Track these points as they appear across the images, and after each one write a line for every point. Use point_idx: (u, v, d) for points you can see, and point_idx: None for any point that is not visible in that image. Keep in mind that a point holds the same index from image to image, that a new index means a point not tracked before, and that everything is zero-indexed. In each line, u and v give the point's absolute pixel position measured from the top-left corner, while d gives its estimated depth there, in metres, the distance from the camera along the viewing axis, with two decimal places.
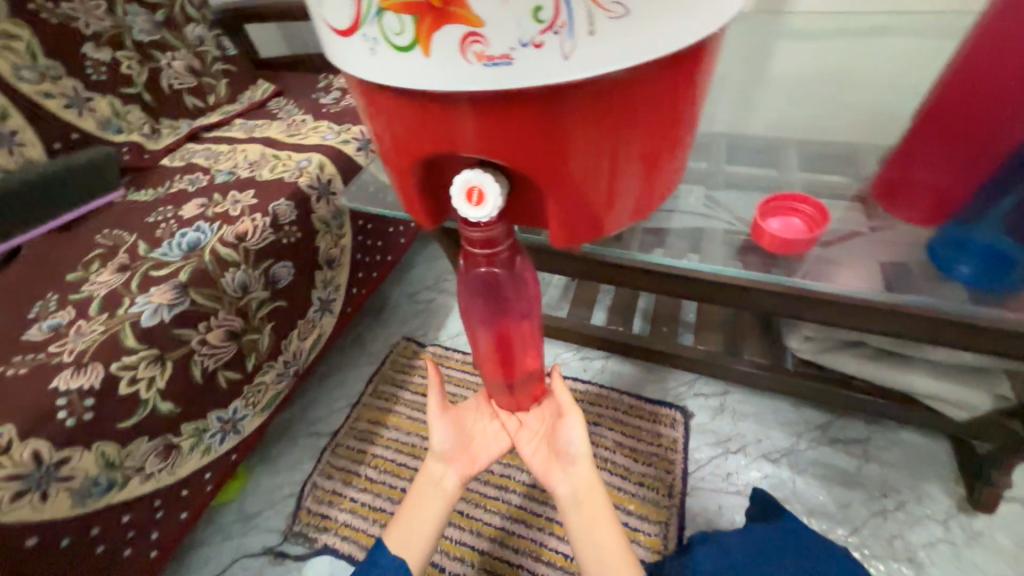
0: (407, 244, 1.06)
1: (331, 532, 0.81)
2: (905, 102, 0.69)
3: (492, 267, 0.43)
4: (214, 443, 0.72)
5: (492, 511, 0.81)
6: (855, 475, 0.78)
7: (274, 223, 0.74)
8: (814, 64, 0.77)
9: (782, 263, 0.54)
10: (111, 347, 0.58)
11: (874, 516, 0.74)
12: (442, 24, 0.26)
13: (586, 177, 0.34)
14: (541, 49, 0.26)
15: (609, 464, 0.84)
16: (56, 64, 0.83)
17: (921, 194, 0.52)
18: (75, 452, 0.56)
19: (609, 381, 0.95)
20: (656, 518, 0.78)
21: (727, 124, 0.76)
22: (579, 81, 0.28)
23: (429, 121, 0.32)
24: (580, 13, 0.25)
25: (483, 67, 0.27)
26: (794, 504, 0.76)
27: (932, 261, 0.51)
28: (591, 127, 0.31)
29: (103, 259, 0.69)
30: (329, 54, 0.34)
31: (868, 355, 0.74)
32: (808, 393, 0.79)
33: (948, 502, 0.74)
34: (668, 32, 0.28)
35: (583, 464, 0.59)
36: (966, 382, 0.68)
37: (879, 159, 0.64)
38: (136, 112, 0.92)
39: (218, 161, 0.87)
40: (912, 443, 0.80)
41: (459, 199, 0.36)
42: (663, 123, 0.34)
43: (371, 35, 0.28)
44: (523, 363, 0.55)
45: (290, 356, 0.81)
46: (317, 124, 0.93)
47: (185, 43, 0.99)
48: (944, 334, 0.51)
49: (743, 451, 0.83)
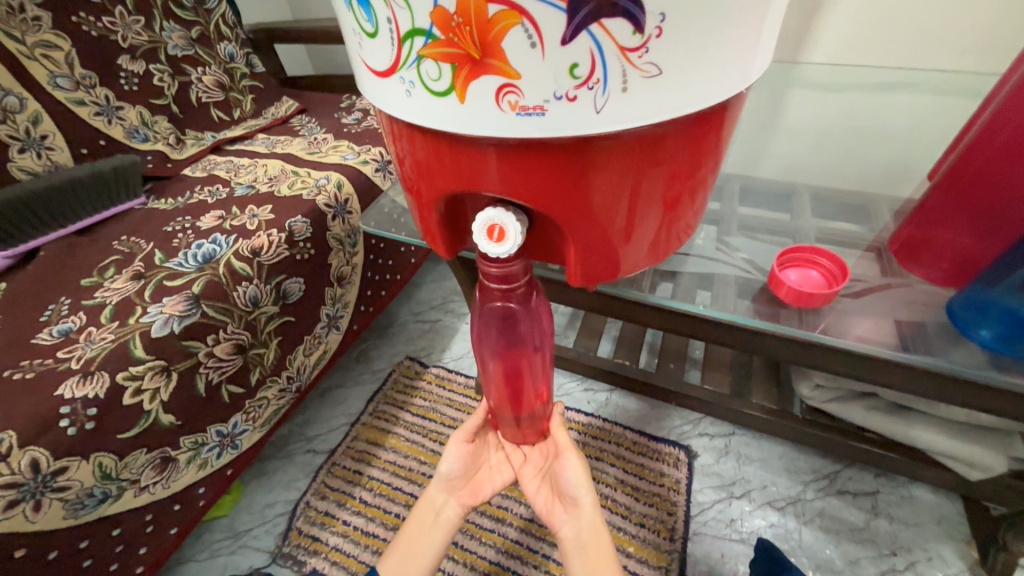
0: (417, 264, 1.07)
1: (320, 556, 0.79)
2: (918, 155, 0.70)
3: (507, 302, 0.44)
4: (211, 458, 0.72)
5: (488, 544, 0.79)
6: (864, 530, 0.76)
7: (289, 239, 0.74)
8: (827, 116, 0.79)
9: (797, 313, 0.54)
10: (119, 356, 0.58)
11: (882, 575, 0.72)
12: (479, 74, 0.27)
13: (607, 219, 0.34)
14: (574, 102, 0.27)
15: (610, 502, 0.82)
16: (91, 74, 0.85)
17: (938, 255, 0.52)
18: (73, 463, 0.55)
19: (612, 414, 0.94)
20: (655, 563, 0.75)
21: (741, 166, 0.77)
22: (607, 133, 0.28)
23: (456, 159, 0.32)
24: (615, 72, 0.26)
25: (516, 116, 0.28)
26: (801, 558, 0.74)
27: (952, 322, 0.51)
28: (617, 172, 0.31)
29: (118, 266, 0.69)
30: (363, 89, 0.34)
31: (879, 407, 0.73)
32: (817, 440, 0.77)
33: (960, 565, 0.72)
34: (697, 91, 0.28)
35: (586, 506, 0.58)
36: (977, 439, 0.67)
37: (893, 213, 0.65)
38: (163, 122, 0.95)
39: (239, 174, 0.88)
40: (923, 499, 0.78)
41: (479, 235, 0.37)
42: (685, 171, 0.34)
43: (408, 78, 0.29)
44: (531, 397, 0.54)
45: (294, 371, 0.81)
46: (338, 144, 0.95)
47: (216, 58, 1.03)
48: (964, 395, 0.50)
49: (748, 496, 0.81)
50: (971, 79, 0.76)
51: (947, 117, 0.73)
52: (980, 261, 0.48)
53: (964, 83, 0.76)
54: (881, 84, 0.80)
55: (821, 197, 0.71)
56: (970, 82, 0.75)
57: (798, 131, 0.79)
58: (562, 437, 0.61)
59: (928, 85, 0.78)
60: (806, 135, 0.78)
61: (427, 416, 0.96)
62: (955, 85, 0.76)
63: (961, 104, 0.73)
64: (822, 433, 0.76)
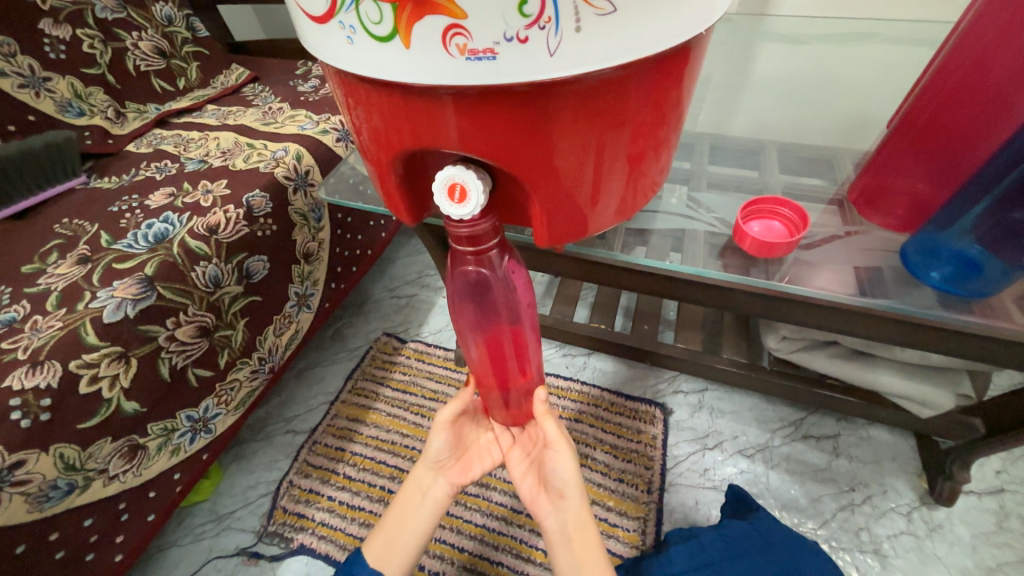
0: (387, 238, 1.05)
1: (307, 532, 0.80)
2: (878, 105, 0.71)
3: (480, 268, 0.43)
4: (184, 443, 0.70)
5: (474, 508, 0.81)
6: (826, 470, 0.81)
7: (247, 216, 0.71)
8: (795, 68, 0.79)
9: (760, 266, 0.54)
10: (70, 344, 0.55)
11: (842, 509, 0.77)
12: (422, 14, 0.25)
13: (571, 173, 0.33)
14: (526, 44, 0.25)
15: (590, 460, 0.85)
16: (10, 41, 0.77)
17: (896, 202, 0.53)
18: (31, 455, 0.52)
19: (592, 378, 0.96)
20: (634, 514, 0.79)
21: (710, 124, 0.76)
22: (561, 80, 0.27)
23: (411, 115, 0.31)
24: (567, 9, 0.24)
25: (466, 61, 0.26)
26: (768, 499, 0.78)
27: (905, 266, 0.53)
28: (576, 122, 0.30)
29: (61, 250, 0.65)
30: (303, 38, 0.32)
31: (838, 354, 0.77)
32: (782, 390, 0.81)
33: (911, 496, 0.78)
34: (652, 30, 0.27)
35: (572, 499, 0.58)
36: (928, 380, 0.72)
37: (856, 165, 0.65)
38: (99, 94, 0.87)
39: (188, 148, 0.83)
40: (880, 439, 0.84)
41: (440, 196, 0.35)
42: (651, 122, 0.33)
43: (348, 23, 0.27)
44: (515, 374, 0.54)
45: (265, 352, 0.79)
46: (295, 113, 0.90)
47: (152, 22, 0.95)
48: (914, 337, 0.54)
49: (720, 447, 0.85)
50: (930, 29, 0.77)
51: (907, 67, 0.75)
52: (933, 208, 0.50)
53: (924, 33, 0.77)
54: (846, 35, 0.80)
55: (788, 151, 0.72)
56: (927, 31, 0.77)
57: (765, 87, 0.79)
58: (551, 430, 0.57)
59: (891, 36, 0.78)
60: (771, 90, 0.78)
61: (408, 390, 0.96)
62: (914, 35, 0.78)
63: (918, 54, 0.75)
64: (787, 383, 0.80)
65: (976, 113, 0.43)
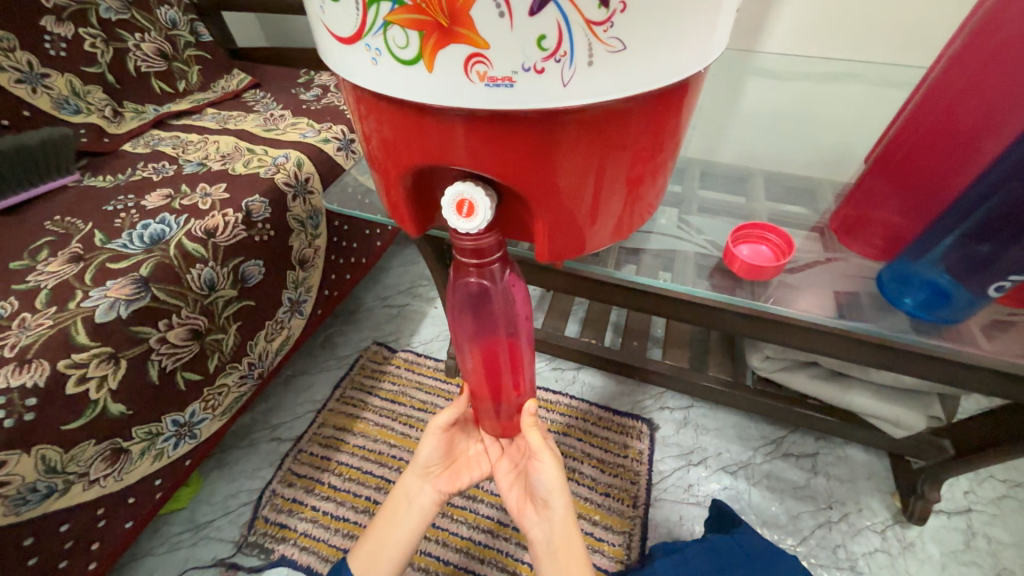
0: (382, 248, 1.05)
1: (289, 543, 0.78)
2: (856, 141, 0.76)
3: (481, 280, 0.44)
4: (167, 448, 0.69)
5: (460, 521, 0.81)
6: (805, 488, 0.83)
7: (246, 220, 0.71)
8: (780, 103, 0.84)
9: (746, 287, 0.57)
10: (59, 343, 0.54)
11: (820, 527, 0.79)
12: (447, 43, 0.27)
13: (573, 193, 0.35)
14: (541, 75, 0.27)
15: (577, 474, 0.85)
16: (9, 36, 0.77)
17: (873, 232, 0.56)
18: (12, 456, 0.51)
19: (580, 392, 0.97)
20: (620, 528, 0.79)
21: (701, 151, 0.80)
22: (570, 108, 0.29)
23: (425, 132, 0.32)
24: (581, 44, 0.26)
25: (486, 87, 0.28)
26: (749, 515, 0.80)
27: (881, 292, 0.56)
28: (580, 145, 0.32)
29: (53, 248, 0.64)
30: (325, 55, 0.33)
31: (819, 375, 0.80)
32: (764, 408, 0.84)
33: (885, 514, 0.80)
34: (657, 66, 0.29)
35: (557, 511, 0.59)
36: (900, 402, 0.76)
37: (836, 196, 0.69)
38: (97, 93, 0.87)
39: (187, 151, 0.83)
40: (856, 458, 0.87)
41: (449, 210, 0.37)
42: (650, 148, 0.35)
43: (375, 46, 0.29)
44: (508, 386, 0.55)
45: (255, 357, 0.78)
46: (296, 121, 0.91)
47: (155, 24, 0.96)
48: (886, 360, 0.57)
49: (704, 463, 0.86)
50: (906, 72, 0.82)
51: (883, 107, 0.80)
52: (906, 239, 0.53)
53: (900, 76, 0.83)
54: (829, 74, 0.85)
55: (773, 180, 0.75)
56: (903, 75, 0.82)
57: (753, 118, 0.83)
58: (536, 441, 0.58)
59: (870, 77, 0.83)
60: (759, 122, 0.83)
61: (397, 400, 0.95)
62: (890, 78, 0.83)
63: (893, 96, 0.80)
64: (769, 401, 0.82)
65: (947, 152, 0.46)
